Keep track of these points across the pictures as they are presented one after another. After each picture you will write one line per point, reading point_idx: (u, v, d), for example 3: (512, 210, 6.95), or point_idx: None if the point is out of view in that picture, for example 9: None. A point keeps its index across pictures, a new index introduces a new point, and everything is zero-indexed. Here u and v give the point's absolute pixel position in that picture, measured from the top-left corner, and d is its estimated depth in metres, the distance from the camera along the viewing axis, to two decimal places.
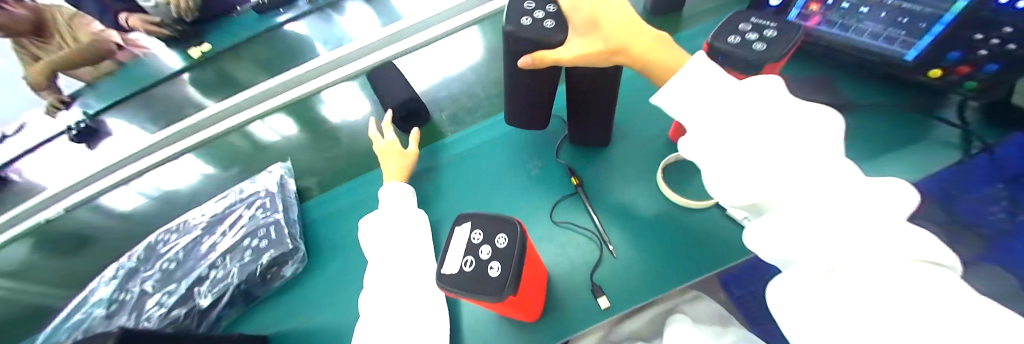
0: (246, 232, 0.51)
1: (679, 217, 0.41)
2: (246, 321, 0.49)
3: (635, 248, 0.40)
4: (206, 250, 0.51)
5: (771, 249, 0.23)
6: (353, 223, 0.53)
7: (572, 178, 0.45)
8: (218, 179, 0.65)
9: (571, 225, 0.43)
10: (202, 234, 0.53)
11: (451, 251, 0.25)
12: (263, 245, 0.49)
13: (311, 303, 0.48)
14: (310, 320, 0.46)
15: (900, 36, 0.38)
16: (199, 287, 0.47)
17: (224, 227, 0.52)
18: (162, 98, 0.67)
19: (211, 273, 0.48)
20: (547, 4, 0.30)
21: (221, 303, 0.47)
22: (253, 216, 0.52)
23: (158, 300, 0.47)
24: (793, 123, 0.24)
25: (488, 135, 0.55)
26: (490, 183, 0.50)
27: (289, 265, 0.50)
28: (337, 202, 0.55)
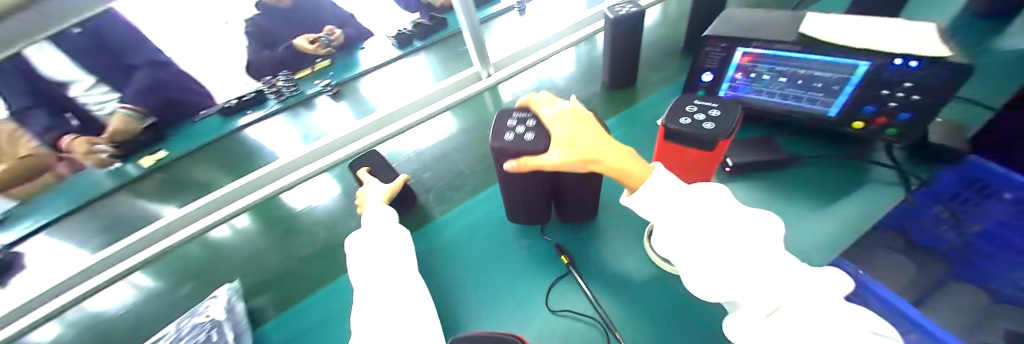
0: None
1: (680, 289, 0.39)
2: None
3: (644, 331, 0.36)
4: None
5: (752, 338, 0.21)
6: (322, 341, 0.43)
7: (562, 256, 0.43)
8: (158, 296, 0.54)
9: (571, 313, 0.39)
10: None
11: None
12: None
13: None
14: None
15: (819, 97, 0.45)
16: None
17: None
18: (120, 211, 0.63)
19: None
20: (527, 119, 0.31)
21: None
22: None
23: None
24: (727, 210, 0.25)
25: (472, 216, 0.53)
26: (479, 269, 0.46)
27: None
28: (305, 318, 0.45)
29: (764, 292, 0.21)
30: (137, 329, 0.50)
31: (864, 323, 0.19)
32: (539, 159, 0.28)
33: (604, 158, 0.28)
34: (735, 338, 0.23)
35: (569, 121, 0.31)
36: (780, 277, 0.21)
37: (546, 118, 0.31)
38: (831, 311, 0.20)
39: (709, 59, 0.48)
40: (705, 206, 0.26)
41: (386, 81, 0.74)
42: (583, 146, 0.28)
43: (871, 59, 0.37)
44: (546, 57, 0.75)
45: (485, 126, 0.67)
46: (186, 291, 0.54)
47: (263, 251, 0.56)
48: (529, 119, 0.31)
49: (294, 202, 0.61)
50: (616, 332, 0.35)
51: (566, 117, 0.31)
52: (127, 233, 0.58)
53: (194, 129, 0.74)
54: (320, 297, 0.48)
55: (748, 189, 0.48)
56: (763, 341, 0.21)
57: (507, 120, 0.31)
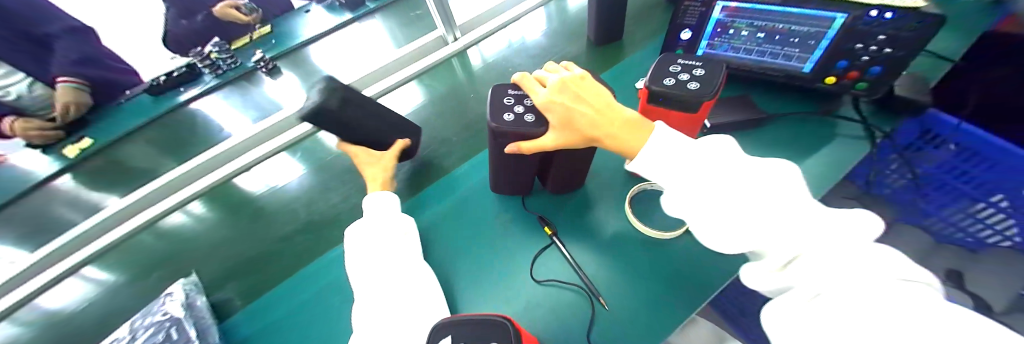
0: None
1: (660, 250, 0.39)
2: None
3: (626, 292, 0.37)
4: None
5: (763, 281, 0.22)
6: (305, 326, 0.40)
7: (546, 227, 0.42)
8: (118, 289, 0.49)
9: (556, 281, 0.38)
10: None
11: None
12: None
13: None
14: None
15: (795, 53, 0.44)
16: None
17: None
18: (57, 206, 0.56)
19: None
20: (523, 99, 0.29)
21: None
22: None
23: None
24: (732, 160, 0.24)
25: (452, 192, 0.50)
26: (460, 244, 0.44)
27: None
28: (277, 309, 0.42)
29: (783, 241, 0.20)
30: (93, 328, 0.46)
31: (896, 268, 0.17)
32: (536, 141, 0.27)
33: (605, 134, 0.27)
34: (752, 283, 0.23)
35: (566, 95, 0.28)
36: (799, 226, 0.20)
37: (541, 95, 0.27)
38: (858, 252, 0.18)
39: (688, 15, 0.46)
40: (711, 158, 0.25)
41: (343, 49, 0.67)
42: (582, 124, 0.27)
43: (845, 11, 0.36)
44: (515, 18, 0.71)
45: (458, 93, 0.63)
46: (148, 284, 0.49)
47: (226, 238, 0.52)
48: (527, 97, 0.30)
49: (246, 185, 0.57)
50: (600, 296, 0.36)
51: (566, 90, 0.28)
52: (63, 230, 0.52)
53: (121, 111, 0.65)
54: (296, 285, 0.44)
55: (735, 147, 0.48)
56: (777, 282, 0.21)
57: (500, 99, 0.29)
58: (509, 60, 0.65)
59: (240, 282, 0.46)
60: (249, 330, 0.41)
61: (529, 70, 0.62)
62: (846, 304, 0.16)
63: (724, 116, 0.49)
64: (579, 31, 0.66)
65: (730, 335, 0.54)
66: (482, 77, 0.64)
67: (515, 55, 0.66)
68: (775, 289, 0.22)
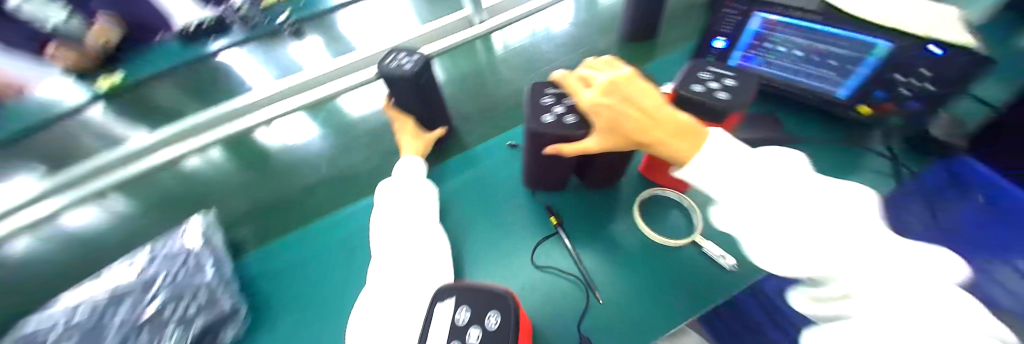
0: (156, 309, 0.37)
1: (664, 256, 0.39)
2: None
3: (622, 290, 0.37)
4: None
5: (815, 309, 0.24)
6: (311, 273, 0.43)
7: (551, 216, 0.42)
8: (136, 219, 0.52)
9: (555, 269, 0.39)
10: (99, 316, 0.37)
11: (434, 331, 0.23)
12: (189, 313, 0.37)
13: None
14: None
15: (832, 76, 0.42)
16: None
17: (124, 305, 0.38)
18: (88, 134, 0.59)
19: None
20: (563, 97, 0.28)
21: None
22: (172, 280, 0.39)
23: None
24: (791, 174, 0.23)
25: (463, 171, 0.50)
26: (465, 223, 0.45)
27: (229, 328, 0.38)
28: (286, 253, 0.45)
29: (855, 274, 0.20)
30: (110, 251, 0.49)
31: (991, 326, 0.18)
32: (578, 146, 0.24)
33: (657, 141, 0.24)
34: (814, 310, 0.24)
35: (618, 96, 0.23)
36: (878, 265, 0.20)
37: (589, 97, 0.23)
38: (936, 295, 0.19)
39: (724, 23, 0.45)
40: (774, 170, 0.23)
41: (369, 17, 0.67)
42: (632, 130, 0.23)
43: (889, 39, 0.36)
44: (545, 7, 0.69)
45: (478, 75, 0.63)
46: (162, 219, 0.52)
47: (239, 186, 0.54)
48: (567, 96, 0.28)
49: (264, 138, 0.59)
50: (596, 290, 0.36)
51: (618, 89, 0.23)
52: (89, 157, 0.55)
53: None
54: (307, 236, 0.46)
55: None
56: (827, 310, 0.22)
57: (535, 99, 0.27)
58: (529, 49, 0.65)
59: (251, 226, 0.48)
60: (259, 271, 0.44)
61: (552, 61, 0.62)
62: (870, 327, 0.18)
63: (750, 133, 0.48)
64: (605, 28, 0.66)
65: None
66: (505, 62, 0.64)
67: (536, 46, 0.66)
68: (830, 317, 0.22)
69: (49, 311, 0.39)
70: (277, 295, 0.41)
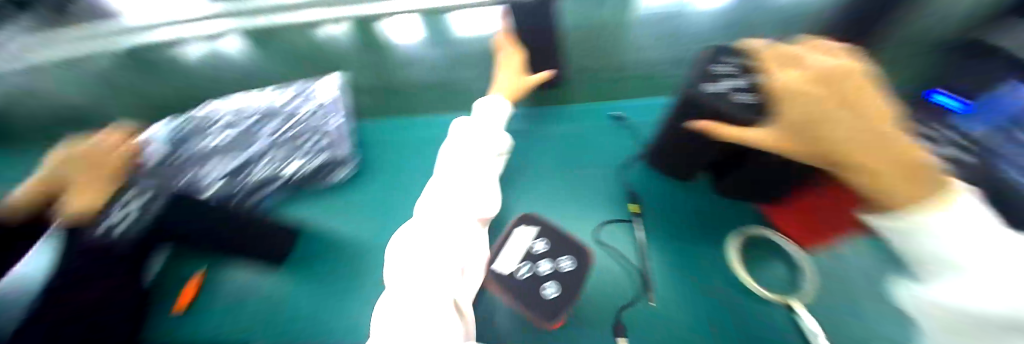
0: (296, 136, 0.47)
1: (743, 300, 0.33)
2: (296, 204, 0.45)
3: (678, 306, 0.33)
4: (248, 145, 0.46)
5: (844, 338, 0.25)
6: (404, 157, 0.49)
7: (631, 204, 0.39)
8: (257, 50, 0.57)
9: (614, 252, 0.36)
10: (263, 121, 0.48)
11: (507, 249, 0.24)
12: (323, 144, 0.47)
13: (330, 211, 0.45)
14: (326, 232, 0.43)
15: None
16: (254, 166, 0.44)
17: (280, 120, 0.48)
18: None
19: (266, 156, 0.45)
20: (744, 75, 0.27)
21: (271, 187, 0.44)
22: (312, 116, 0.49)
23: (217, 165, 0.44)
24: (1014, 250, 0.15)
25: (554, 122, 0.48)
26: (539, 169, 0.45)
27: (342, 168, 0.46)
28: (388, 134, 0.51)
29: None
30: (240, 70, 0.56)
31: None
32: (739, 133, 0.23)
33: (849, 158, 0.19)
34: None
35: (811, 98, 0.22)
36: None
37: (785, 80, 0.24)
38: None
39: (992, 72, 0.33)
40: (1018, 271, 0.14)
41: None
42: (827, 137, 0.20)
43: None
44: None
45: None
46: (281, 59, 0.57)
47: (350, 54, 0.57)
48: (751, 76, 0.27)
49: None
50: (651, 291, 0.33)
51: (828, 81, 0.22)
52: None
53: None
54: (410, 125, 0.51)
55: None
56: None
57: (714, 64, 0.28)
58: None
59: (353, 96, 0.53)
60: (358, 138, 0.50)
61: None
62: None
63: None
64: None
65: None
66: None
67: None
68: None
69: (224, 102, 0.50)
70: (369, 165, 0.48)
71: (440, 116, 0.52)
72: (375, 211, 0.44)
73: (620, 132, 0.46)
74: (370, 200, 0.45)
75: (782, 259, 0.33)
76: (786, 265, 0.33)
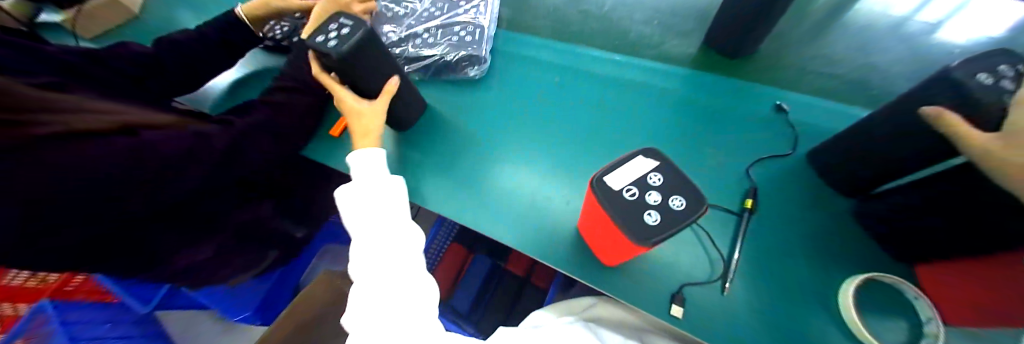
0: (450, 26, 0.52)
1: (823, 332, 0.30)
2: (431, 85, 0.52)
3: (748, 306, 0.31)
4: (413, 20, 0.53)
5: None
6: (528, 76, 0.52)
7: (749, 199, 0.36)
8: None
9: (702, 232, 0.35)
10: (428, 5, 0.54)
11: (622, 169, 0.24)
12: (467, 40, 0.50)
13: (455, 98, 0.51)
14: (447, 115, 0.50)
15: None
16: (412, 41, 0.51)
17: (439, 8, 0.53)
18: None
19: (422, 35, 0.51)
20: None
21: (418, 64, 0.51)
22: (466, 11, 0.53)
23: (388, 31, 0.53)
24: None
25: (687, 93, 0.46)
26: (652, 132, 0.44)
27: (475, 67, 0.51)
28: (523, 51, 0.54)
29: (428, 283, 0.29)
30: None
31: None
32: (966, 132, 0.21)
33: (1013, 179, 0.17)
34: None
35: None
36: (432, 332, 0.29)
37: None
38: None
39: None
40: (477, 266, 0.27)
41: None
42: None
43: None
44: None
45: (790, 17, 0.49)
46: None
47: None
48: None
49: None
50: (728, 282, 0.32)
51: None
52: None
53: None
54: (543, 49, 0.53)
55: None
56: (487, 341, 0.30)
57: None
58: (905, 26, 0.46)
59: (511, 10, 0.57)
60: (497, 48, 0.54)
61: (903, 66, 0.43)
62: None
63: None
64: None
65: (644, 329, 0.46)
66: (834, 27, 0.48)
67: (916, 26, 0.46)
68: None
69: None
70: (499, 75, 0.52)
71: (575, 49, 0.52)
72: (491, 118, 0.49)
73: (772, 125, 0.42)
74: (491, 108, 0.49)
75: (909, 323, 0.29)
76: (912, 330, 0.29)
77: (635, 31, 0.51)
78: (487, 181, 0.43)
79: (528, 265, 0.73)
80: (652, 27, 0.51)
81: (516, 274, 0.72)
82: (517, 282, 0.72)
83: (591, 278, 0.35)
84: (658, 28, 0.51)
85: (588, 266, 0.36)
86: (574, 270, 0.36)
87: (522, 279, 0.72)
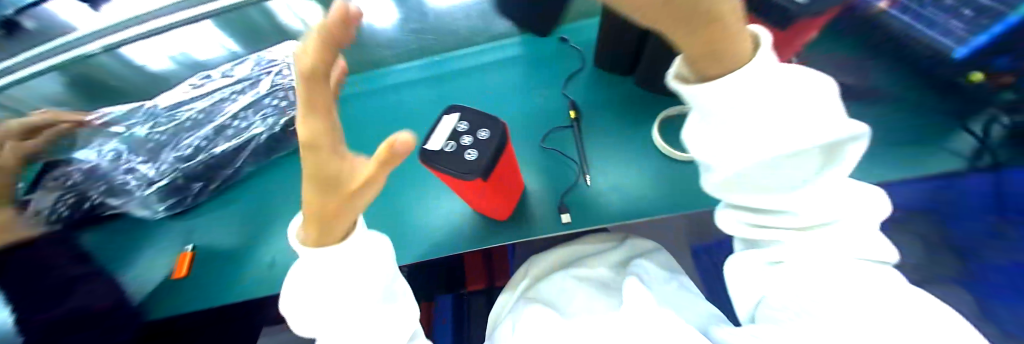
0: (222, 97, 0.42)
1: (661, 168, 0.39)
2: (268, 172, 0.43)
3: (608, 182, 0.39)
4: (196, 116, 0.41)
5: (736, 228, 0.24)
6: (370, 107, 0.52)
7: (570, 111, 0.44)
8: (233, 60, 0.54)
9: (556, 152, 0.42)
10: (218, 101, 0.41)
11: (436, 134, 0.28)
12: (284, 105, 0.42)
13: (281, 164, 0.44)
14: (278, 182, 0.42)
15: (959, 30, 0.35)
16: (212, 138, 0.40)
17: (232, 92, 0.42)
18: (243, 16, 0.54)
19: (231, 124, 0.41)
20: None
21: (242, 154, 0.40)
22: (269, 81, 0.42)
23: (171, 149, 0.39)
24: (819, 111, 0.18)
25: (500, 56, 0.52)
26: (491, 97, 0.49)
27: None
28: (351, 88, 0.53)
29: None
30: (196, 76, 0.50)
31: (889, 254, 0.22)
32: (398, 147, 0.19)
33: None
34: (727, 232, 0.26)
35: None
36: None
37: None
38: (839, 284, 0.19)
39: None
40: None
41: None
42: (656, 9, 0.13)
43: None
44: None
45: None
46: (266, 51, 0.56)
47: None
48: None
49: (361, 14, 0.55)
50: (586, 173, 0.39)
51: None
52: None
53: None
54: (364, 81, 0.54)
55: (870, 118, 0.36)
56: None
57: None
58: None
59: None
60: None
61: None
62: (806, 276, 0.20)
63: (819, 66, 0.39)
64: None
65: (574, 254, 0.50)
66: None
67: None
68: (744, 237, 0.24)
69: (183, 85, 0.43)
70: None
71: (390, 68, 0.54)
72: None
73: (565, 53, 0.50)
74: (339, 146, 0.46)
75: None
76: None
77: (462, 24, 0.53)
78: (381, 216, 0.42)
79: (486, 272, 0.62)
80: (474, 17, 0.53)
81: (479, 291, 0.61)
82: (485, 296, 0.60)
83: (495, 238, 0.38)
84: (479, 16, 0.53)
85: (489, 230, 0.39)
86: (479, 240, 0.38)
87: (487, 288, 0.60)
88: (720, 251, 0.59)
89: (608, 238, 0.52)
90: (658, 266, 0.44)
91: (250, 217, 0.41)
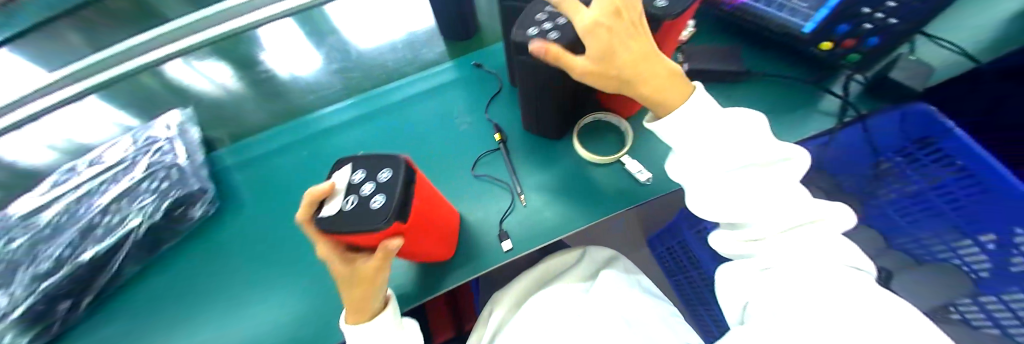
0: (89, 190, 0.37)
1: (587, 174, 0.40)
2: (172, 262, 0.39)
3: (550, 196, 0.39)
4: (60, 220, 0.35)
5: (731, 246, 0.30)
6: (281, 165, 0.46)
7: (495, 134, 0.44)
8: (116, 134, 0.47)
9: (489, 178, 0.41)
10: (83, 196, 0.36)
11: (336, 195, 0.26)
12: (165, 186, 0.38)
13: (194, 250, 0.39)
14: (191, 271, 0.38)
15: (803, 8, 0.40)
16: (82, 241, 0.34)
17: (101, 184, 0.37)
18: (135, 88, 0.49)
19: (101, 222, 0.35)
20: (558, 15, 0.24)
21: (122, 252, 0.35)
22: (147, 163, 0.39)
23: (26, 266, 0.32)
24: (751, 140, 0.27)
25: (414, 88, 0.50)
26: (416, 131, 0.47)
27: (198, 205, 0.40)
28: (256, 149, 0.47)
29: None
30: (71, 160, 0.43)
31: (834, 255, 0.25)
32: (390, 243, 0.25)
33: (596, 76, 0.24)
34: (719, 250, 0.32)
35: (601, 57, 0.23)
36: None
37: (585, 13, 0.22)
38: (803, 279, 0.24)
39: None
40: None
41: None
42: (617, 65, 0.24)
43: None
44: None
45: None
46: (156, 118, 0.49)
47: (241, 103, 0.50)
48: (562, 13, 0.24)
49: (276, 65, 0.53)
50: (521, 194, 0.39)
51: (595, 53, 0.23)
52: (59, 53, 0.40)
53: None
54: (272, 136, 0.48)
55: (759, 97, 0.41)
56: None
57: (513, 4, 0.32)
58: None
59: (242, 117, 0.49)
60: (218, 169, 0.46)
61: None
62: (784, 278, 0.25)
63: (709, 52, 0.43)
64: None
65: (542, 272, 0.49)
66: None
67: None
68: (737, 253, 0.30)
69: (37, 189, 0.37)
70: (243, 189, 0.44)
71: (299, 118, 0.48)
72: (257, 229, 0.40)
73: (477, 79, 0.50)
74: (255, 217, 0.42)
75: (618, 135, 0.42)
76: (621, 138, 0.41)
77: (389, 59, 0.52)
78: None
79: (452, 315, 0.58)
80: (400, 50, 0.53)
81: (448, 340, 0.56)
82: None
83: (443, 281, 0.36)
84: (406, 48, 0.53)
85: (434, 274, 0.37)
86: (425, 286, 0.36)
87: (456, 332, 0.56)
88: (670, 237, 0.61)
89: (572, 250, 0.52)
90: (622, 272, 0.47)
91: (161, 319, 0.35)
